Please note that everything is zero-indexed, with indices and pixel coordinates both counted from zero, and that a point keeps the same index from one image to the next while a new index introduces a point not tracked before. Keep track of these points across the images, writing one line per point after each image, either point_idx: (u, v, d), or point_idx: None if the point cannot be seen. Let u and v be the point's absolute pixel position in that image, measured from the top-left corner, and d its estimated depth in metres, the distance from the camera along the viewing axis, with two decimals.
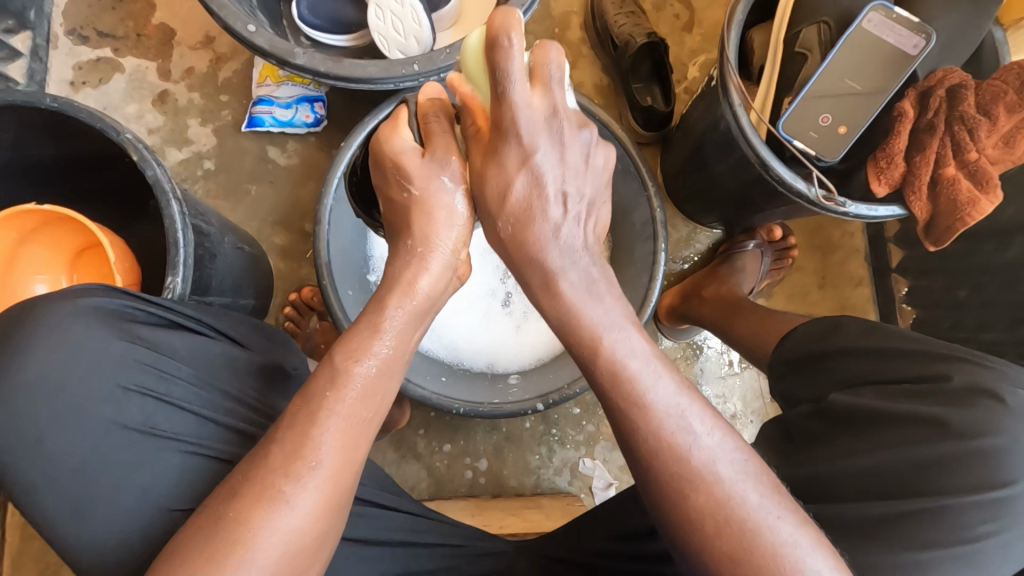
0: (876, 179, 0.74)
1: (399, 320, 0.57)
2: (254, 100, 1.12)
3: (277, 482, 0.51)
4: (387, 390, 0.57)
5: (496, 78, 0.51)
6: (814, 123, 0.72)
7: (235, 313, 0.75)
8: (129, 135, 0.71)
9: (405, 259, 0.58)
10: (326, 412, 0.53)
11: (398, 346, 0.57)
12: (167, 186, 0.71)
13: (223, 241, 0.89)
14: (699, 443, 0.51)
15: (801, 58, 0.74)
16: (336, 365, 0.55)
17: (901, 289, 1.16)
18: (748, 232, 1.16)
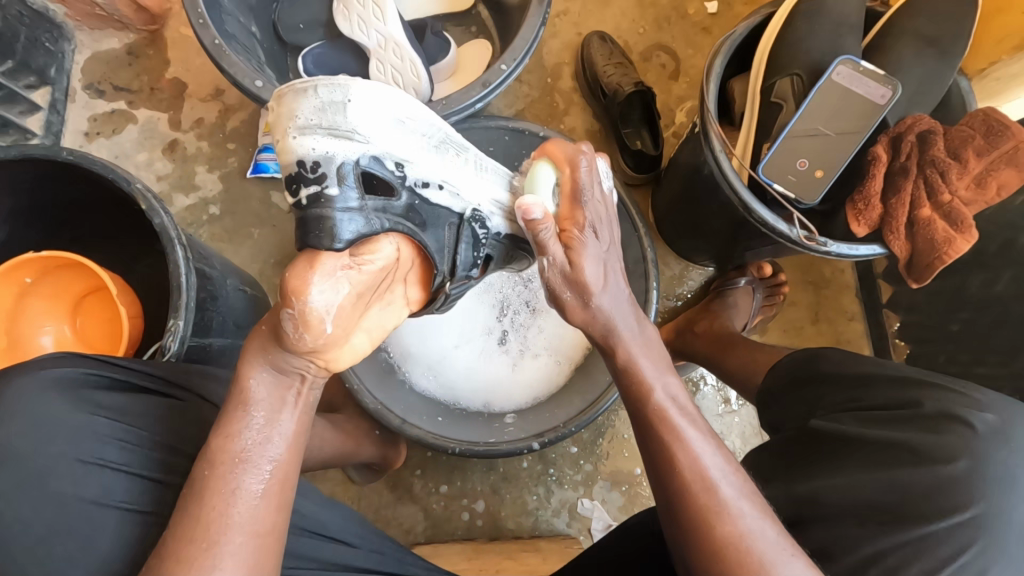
0: (856, 220, 0.77)
1: (269, 399, 0.55)
2: (259, 147, 1.16)
3: (184, 569, 0.50)
4: (282, 454, 0.55)
5: (575, 209, 0.59)
6: (792, 168, 0.75)
7: (216, 369, 0.77)
8: (139, 184, 0.74)
9: (292, 361, 0.54)
10: (215, 493, 0.52)
11: (288, 418, 0.56)
12: (173, 233, 0.73)
13: (226, 284, 0.92)
14: (717, 478, 0.53)
15: (777, 107, 0.78)
16: (210, 448, 0.53)
17: (893, 325, 1.17)
18: (739, 269, 1.18)
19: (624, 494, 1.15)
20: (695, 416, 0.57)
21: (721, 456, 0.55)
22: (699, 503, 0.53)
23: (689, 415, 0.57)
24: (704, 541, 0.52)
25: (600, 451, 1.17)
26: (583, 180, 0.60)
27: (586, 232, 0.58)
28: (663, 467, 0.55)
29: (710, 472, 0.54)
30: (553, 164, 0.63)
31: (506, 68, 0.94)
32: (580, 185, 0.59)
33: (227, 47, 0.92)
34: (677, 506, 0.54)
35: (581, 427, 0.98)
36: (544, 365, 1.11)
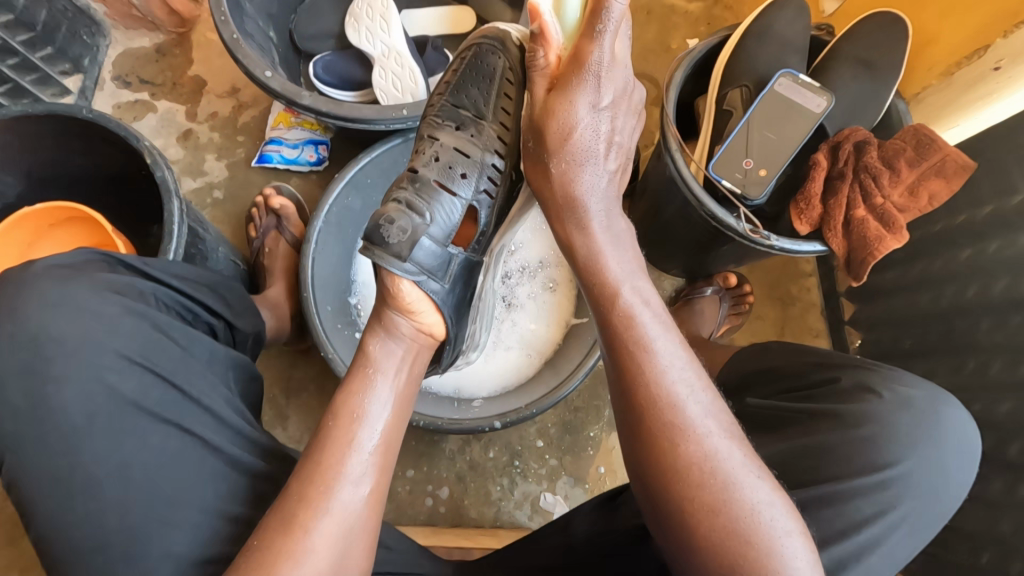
0: (799, 218, 0.84)
1: (395, 362, 0.70)
2: (267, 140, 1.26)
3: (304, 520, 0.60)
4: (394, 445, 0.69)
5: (595, 18, 0.56)
6: (738, 166, 0.82)
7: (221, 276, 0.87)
8: (147, 142, 0.82)
9: (355, 392, 0.68)
10: (338, 450, 0.64)
11: (398, 381, 0.70)
12: (171, 186, 0.81)
13: (217, 249, 0.99)
14: (699, 411, 0.58)
15: (728, 114, 0.86)
16: (345, 413, 0.67)
17: (854, 342, 1.23)
18: (707, 278, 1.24)
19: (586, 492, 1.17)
20: (666, 318, 0.63)
21: (678, 347, 0.61)
22: (664, 420, 0.58)
23: (649, 305, 0.63)
24: (688, 513, 0.56)
25: (565, 446, 1.20)
26: (611, 4, 0.55)
27: (548, 104, 0.63)
28: (642, 437, 0.59)
29: (673, 378, 0.59)
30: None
31: None
32: (602, 4, 0.55)
33: (244, 42, 1.03)
34: (661, 427, 0.58)
35: (542, 409, 1.01)
36: (515, 357, 1.17)
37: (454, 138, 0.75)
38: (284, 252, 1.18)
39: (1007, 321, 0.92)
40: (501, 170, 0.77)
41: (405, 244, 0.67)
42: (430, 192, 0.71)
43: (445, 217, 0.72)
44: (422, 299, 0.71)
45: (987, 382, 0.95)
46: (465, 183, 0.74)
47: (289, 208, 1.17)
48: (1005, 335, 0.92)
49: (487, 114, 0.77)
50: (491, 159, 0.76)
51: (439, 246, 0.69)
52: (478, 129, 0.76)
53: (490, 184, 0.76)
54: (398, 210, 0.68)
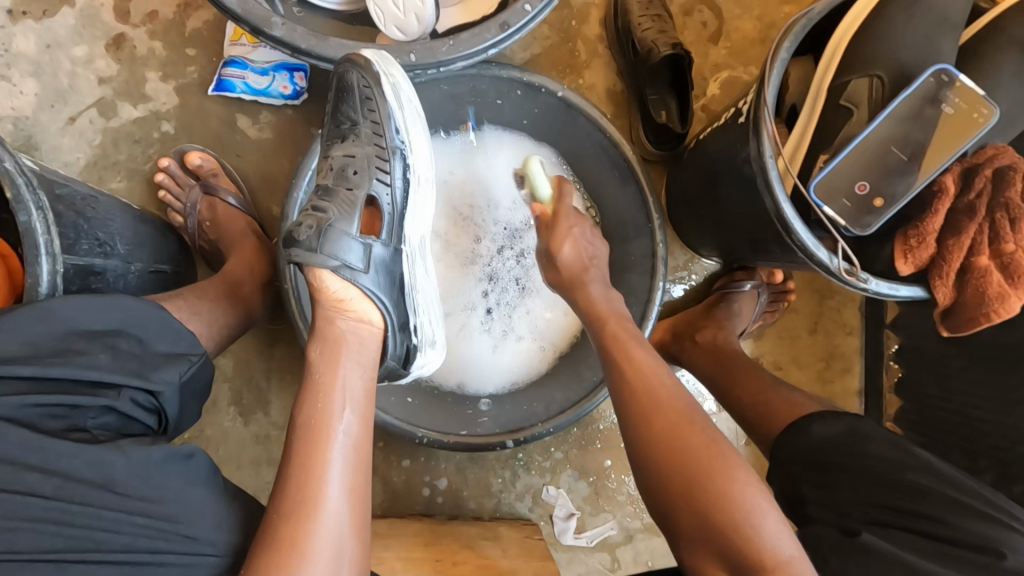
0: (903, 257, 0.68)
1: (357, 362, 0.71)
2: (225, 61, 0.99)
3: (299, 531, 0.59)
4: (366, 436, 0.68)
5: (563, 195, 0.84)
6: (848, 191, 0.64)
7: (125, 299, 0.61)
8: (8, 163, 0.59)
9: (314, 394, 0.67)
10: (315, 451, 0.64)
11: (359, 374, 0.70)
12: (19, 182, 0.59)
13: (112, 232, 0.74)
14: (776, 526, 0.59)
15: (846, 112, 0.65)
16: (309, 417, 0.65)
17: (891, 347, 1.13)
18: (747, 271, 1.11)
19: (590, 486, 1.13)
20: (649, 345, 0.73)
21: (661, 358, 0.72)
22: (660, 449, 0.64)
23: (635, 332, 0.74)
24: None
25: (571, 439, 1.13)
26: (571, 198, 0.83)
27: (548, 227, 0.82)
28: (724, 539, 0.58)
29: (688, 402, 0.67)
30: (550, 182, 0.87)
31: (530, 9, 0.77)
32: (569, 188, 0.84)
33: None
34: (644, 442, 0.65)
35: (558, 429, 0.91)
36: (528, 349, 1.03)
37: (339, 146, 0.76)
38: (231, 217, 0.96)
39: None
40: (384, 146, 0.76)
41: (315, 239, 0.68)
42: (337, 195, 0.72)
43: (347, 206, 0.72)
44: (356, 295, 0.71)
45: None
46: (361, 179, 0.74)
47: (212, 164, 0.98)
48: None
49: (360, 118, 0.76)
50: (377, 175, 0.75)
51: (348, 236, 0.70)
52: (358, 131, 0.75)
53: (389, 164, 0.76)
54: (316, 218, 0.70)
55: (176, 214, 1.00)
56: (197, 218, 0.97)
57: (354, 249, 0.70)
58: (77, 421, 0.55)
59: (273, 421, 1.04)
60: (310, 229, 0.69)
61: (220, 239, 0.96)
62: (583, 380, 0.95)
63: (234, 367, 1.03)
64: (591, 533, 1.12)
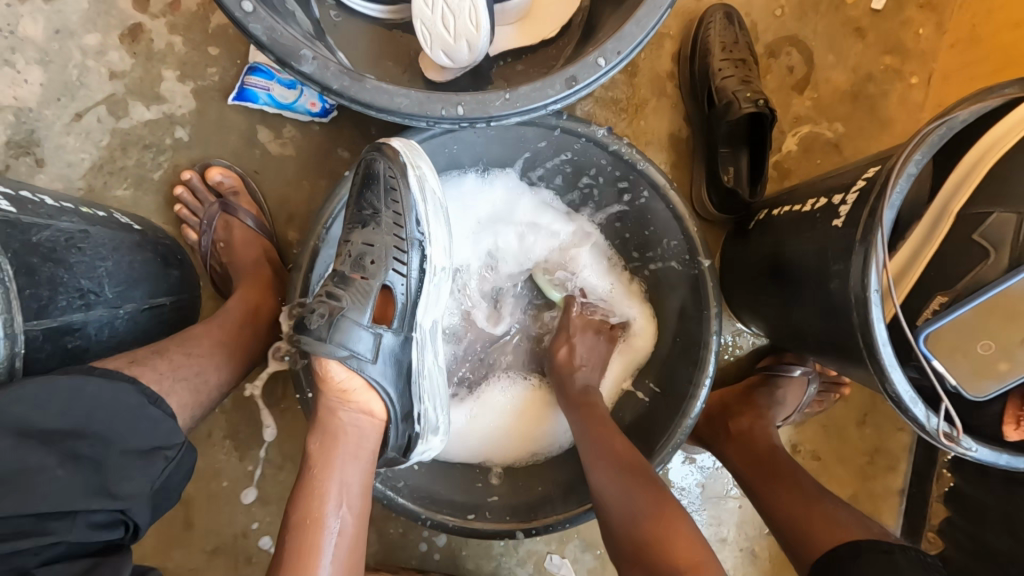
0: (1014, 422, 0.57)
1: (358, 452, 0.62)
2: (249, 67, 0.88)
3: None
4: (362, 537, 0.61)
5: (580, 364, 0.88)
6: (968, 347, 0.53)
7: (87, 385, 0.47)
8: None
9: (308, 490, 0.59)
10: (305, 556, 0.56)
11: (358, 468, 0.62)
12: None
13: (94, 276, 0.64)
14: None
15: (981, 253, 0.53)
16: (301, 512, 0.58)
17: (948, 453, 1.03)
18: (798, 355, 1.01)
19: (597, 559, 1.06)
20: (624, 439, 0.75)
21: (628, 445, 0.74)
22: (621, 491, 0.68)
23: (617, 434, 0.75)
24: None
25: None
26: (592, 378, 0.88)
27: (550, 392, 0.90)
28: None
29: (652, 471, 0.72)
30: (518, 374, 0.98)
31: (604, 63, 0.66)
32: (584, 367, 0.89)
33: None
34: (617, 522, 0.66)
35: (574, 524, 0.83)
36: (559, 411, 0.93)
37: (352, 230, 0.66)
38: (247, 242, 0.85)
39: None
40: (404, 237, 0.67)
41: (327, 330, 0.60)
42: (351, 283, 0.63)
43: (361, 297, 0.63)
44: (361, 385, 0.62)
45: None
46: (377, 269, 0.65)
47: (234, 181, 0.88)
48: None
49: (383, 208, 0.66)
50: (392, 264, 0.66)
51: (362, 327, 0.61)
52: (378, 219, 0.66)
53: (408, 256, 0.67)
54: (328, 308, 0.61)
55: (192, 230, 0.90)
56: (210, 238, 0.86)
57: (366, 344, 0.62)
58: (21, 563, 0.42)
59: (269, 460, 0.98)
60: (322, 316, 0.60)
61: (231, 266, 0.85)
62: None
63: (233, 399, 0.96)
64: None
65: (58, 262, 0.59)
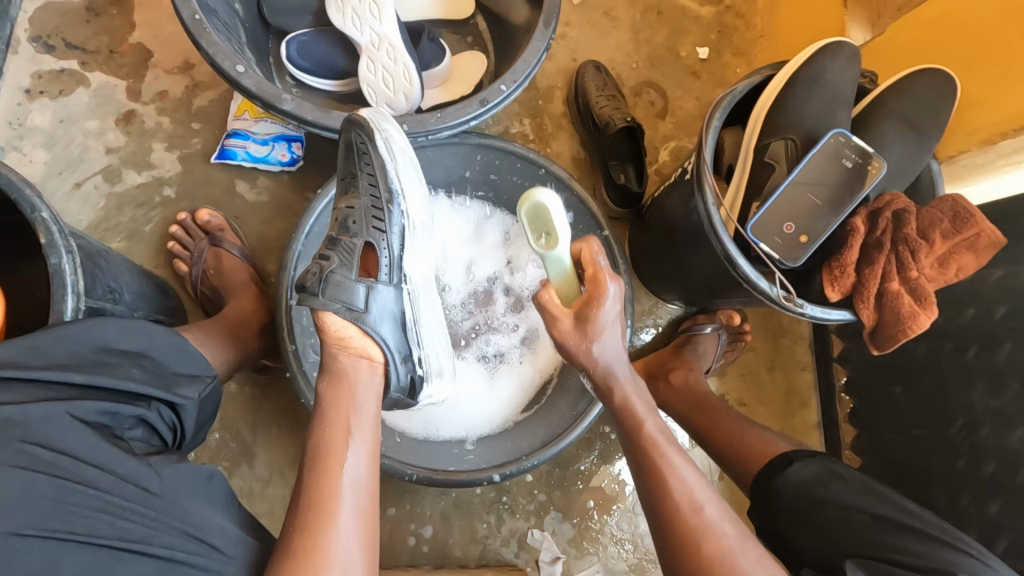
0: (831, 285, 0.79)
1: (363, 393, 0.72)
2: (228, 133, 1.09)
3: (320, 544, 0.60)
4: (375, 464, 0.69)
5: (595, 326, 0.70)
6: (778, 229, 0.77)
7: (148, 324, 0.66)
8: (44, 213, 0.62)
9: (324, 423, 0.69)
10: (327, 477, 0.64)
11: (366, 406, 0.72)
12: (54, 229, 0.62)
13: (121, 278, 0.81)
14: (713, 512, 0.65)
15: (769, 167, 0.79)
16: (320, 440, 0.67)
17: (841, 378, 1.24)
18: (708, 315, 1.21)
19: (574, 527, 1.15)
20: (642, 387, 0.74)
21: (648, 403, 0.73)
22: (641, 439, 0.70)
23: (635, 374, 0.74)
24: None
25: (554, 480, 1.16)
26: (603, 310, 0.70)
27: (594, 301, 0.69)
28: (659, 508, 0.67)
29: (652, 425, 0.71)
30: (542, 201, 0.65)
31: (505, 88, 0.91)
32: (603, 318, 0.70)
33: (208, 24, 0.84)
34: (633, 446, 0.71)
35: (542, 461, 0.97)
36: (519, 377, 1.09)
37: (343, 199, 0.81)
38: (235, 267, 1.02)
39: (1004, 385, 0.94)
40: (380, 196, 0.81)
41: (318, 283, 0.73)
42: (339, 243, 0.76)
43: (348, 255, 0.76)
44: (354, 330, 0.74)
45: (975, 440, 0.98)
46: (358, 228, 0.78)
47: (221, 220, 1.05)
48: (999, 400, 0.94)
49: (359, 171, 0.82)
50: (373, 225, 0.79)
51: (350, 280, 0.74)
52: (358, 186, 0.81)
53: (385, 215, 0.80)
54: (320, 265, 0.74)
55: (182, 262, 1.05)
56: (201, 267, 1.01)
57: (354, 297, 0.74)
58: (116, 430, 0.57)
59: (258, 474, 1.04)
60: (313, 274, 0.73)
61: (222, 285, 1.01)
62: (562, 416, 1.02)
63: (221, 418, 1.05)
64: None
65: (96, 263, 0.76)
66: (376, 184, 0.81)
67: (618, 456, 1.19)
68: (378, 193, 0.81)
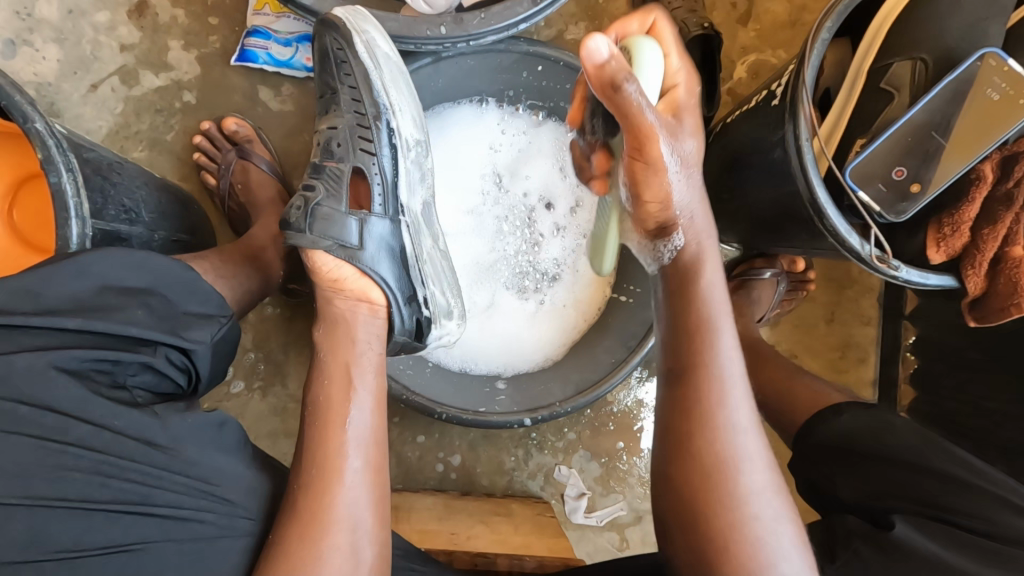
0: (936, 245, 0.67)
1: (363, 340, 0.70)
2: (248, 31, 0.98)
3: (322, 499, 0.59)
4: (380, 418, 0.67)
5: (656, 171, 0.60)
6: (884, 175, 0.63)
7: (154, 258, 0.61)
8: (39, 124, 0.58)
9: (325, 374, 0.66)
10: (330, 430, 0.63)
11: (366, 357, 0.69)
12: (51, 143, 0.59)
13: (140, 194, 0.78)
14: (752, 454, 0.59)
15: (886, 95, 0.65)
16: (319, 393, 0.65)
17: (909, 337, 1.13)
18: (767, 259, 1.09)
19: (602, 467, 1.14)
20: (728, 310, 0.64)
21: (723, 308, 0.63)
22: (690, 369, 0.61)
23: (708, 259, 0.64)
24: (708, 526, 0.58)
25: (585, 420, 1.14)
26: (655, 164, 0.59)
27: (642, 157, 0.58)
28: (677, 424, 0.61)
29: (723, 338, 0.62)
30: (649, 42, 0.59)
31: None
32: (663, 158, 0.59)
33: None
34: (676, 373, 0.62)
35: (575, 409, 0.93)
36: (558, 320, 1.02)
37: (325, 118, 0.77)
38: (263, 184, 0.96)
39: None
40: (366, 112, 0.75)
41: (304, 220, 0.69)
42: (324, 171, 0.73)
43: (335, 183, 0.72)
44: (347, 269, 0.70)
45: None
46: (344, 153, 0.74)
47: (248, 130, 0.97)
48: None
49: (339, 85, 0.76)
50: (363, 146, 0.74)
51: (340, 213, 0.70)
52: (338, 101, 0.76)
53: (370, 133, 0.75)
54: (304, 199, 0.71)
55: (209, 175, 0.99)
56: (228, 181, 0.96)
57: (348, 235, 0.70)
58: (118, 378, 0.56)
59: (290, 395, 1.05)
60: (295, 208, 0.70)
61: (249, 203, 0.95)
62: (599, 363, 0.96)
63: (253, 339, 1.04)
64: (601, 513, 1.14)
65: (107, 180, 0.72)
66: (358, 97, 0.75)
67: (653, 400, 1.15)
68: (360, 107, 0.75)
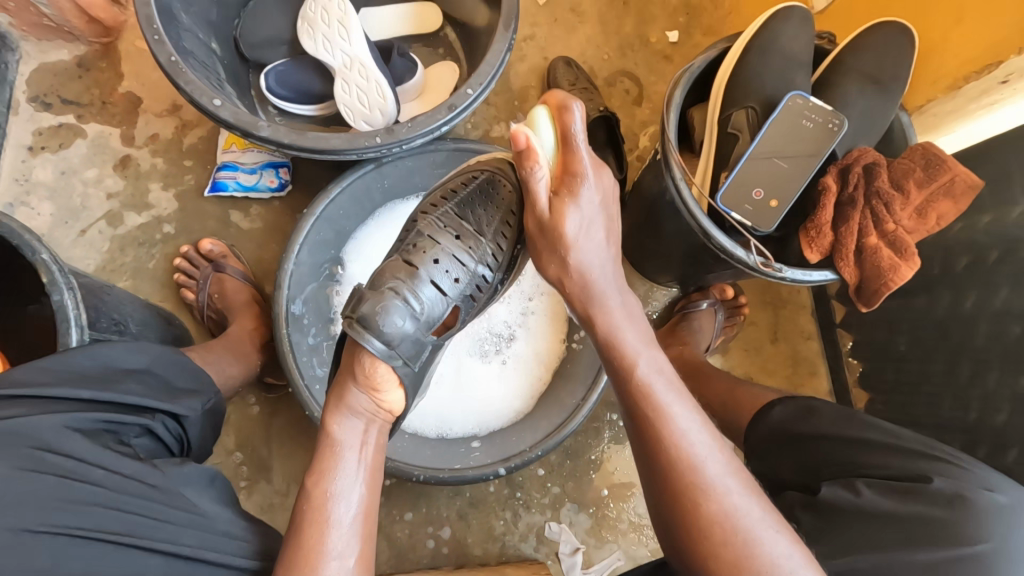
0: (809, 247, 0.80)
1: (354, 439, 0.63)
2: (218, 166, 1.14)
3: None
4: (372, 512, 0.63)
5: (568, 150, 0.64)
6: (747, 196, 0.77)
7: (150, 344, 0.71)
8: (44, 254, 0.69)
9: (324, 468, 0.62)
10: (314, 527, 0.58)
11: (364, 456, 0.64)
12: (55, 268, 0.69)
13: (130, 311, 0.88)
14: (704, 447, 0.61)
15: (734, 137, 0.81)
16: (310, 489, 0.61)
17: (847, 343, 1.22)
18: (702, 290, 1.20)
19: (591, 517, 1.15)
20: (679, 388, 0.65)
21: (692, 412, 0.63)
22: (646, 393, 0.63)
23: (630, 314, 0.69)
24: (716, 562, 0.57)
25: (567, 471, 1.17)
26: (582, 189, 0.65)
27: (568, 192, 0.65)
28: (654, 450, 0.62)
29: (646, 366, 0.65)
30: (550, 109, 0.66)
31: (472, 92, 0.94)
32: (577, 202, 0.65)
33: (184, 64, 0.89)
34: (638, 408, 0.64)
35: (546, 451, 0.99)
36: (521, 375, 1.10)
37: (440, 232, 0.74)
38: (238, 290, 1.06)
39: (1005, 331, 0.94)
40: (488, 280, 0.78)
41: (400, 337, 0.63)
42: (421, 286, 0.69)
43: (436, 313, 0.70)
44: (392, 382, 0.64)
45: (986, 390, 0.97)
46: (457, 291, 0.73)
47: (222, 247, 1.09)
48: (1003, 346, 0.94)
49: (487, 231, 0.77)
50: (469, 290, 0.75)
51: (428, 342, 0.67)
52: (479, 244, 0.76)
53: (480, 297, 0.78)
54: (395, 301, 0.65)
55: (188, 291, 1.09)
56: (206, 293, 1.06)
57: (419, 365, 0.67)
58: (123, 437, 0.62)
59: (277, 489, 1.07)
60: (396, 317, 0.64)
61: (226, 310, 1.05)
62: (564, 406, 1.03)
63: (236, 440, 1.08)
64: (599, 566, 1.13)
65: (97, 296, 0.82)
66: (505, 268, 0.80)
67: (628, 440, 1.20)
68: (493, 262, 0.78)
